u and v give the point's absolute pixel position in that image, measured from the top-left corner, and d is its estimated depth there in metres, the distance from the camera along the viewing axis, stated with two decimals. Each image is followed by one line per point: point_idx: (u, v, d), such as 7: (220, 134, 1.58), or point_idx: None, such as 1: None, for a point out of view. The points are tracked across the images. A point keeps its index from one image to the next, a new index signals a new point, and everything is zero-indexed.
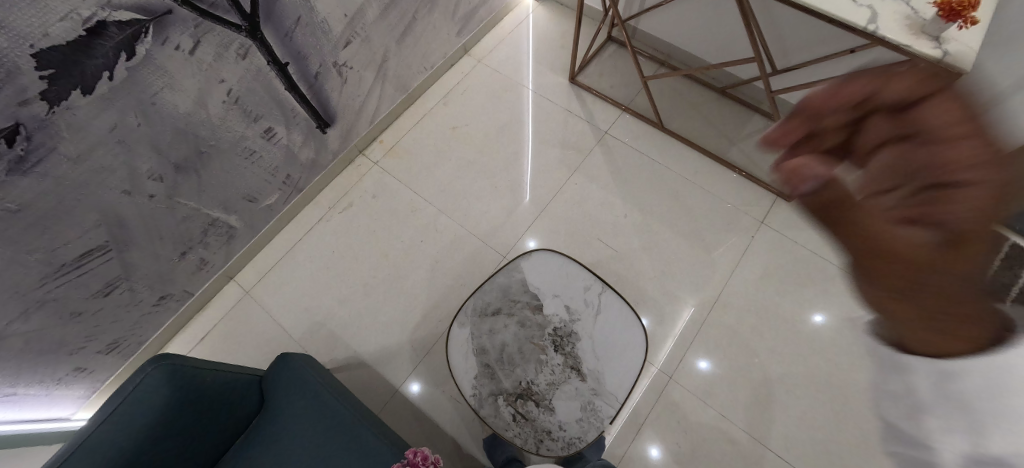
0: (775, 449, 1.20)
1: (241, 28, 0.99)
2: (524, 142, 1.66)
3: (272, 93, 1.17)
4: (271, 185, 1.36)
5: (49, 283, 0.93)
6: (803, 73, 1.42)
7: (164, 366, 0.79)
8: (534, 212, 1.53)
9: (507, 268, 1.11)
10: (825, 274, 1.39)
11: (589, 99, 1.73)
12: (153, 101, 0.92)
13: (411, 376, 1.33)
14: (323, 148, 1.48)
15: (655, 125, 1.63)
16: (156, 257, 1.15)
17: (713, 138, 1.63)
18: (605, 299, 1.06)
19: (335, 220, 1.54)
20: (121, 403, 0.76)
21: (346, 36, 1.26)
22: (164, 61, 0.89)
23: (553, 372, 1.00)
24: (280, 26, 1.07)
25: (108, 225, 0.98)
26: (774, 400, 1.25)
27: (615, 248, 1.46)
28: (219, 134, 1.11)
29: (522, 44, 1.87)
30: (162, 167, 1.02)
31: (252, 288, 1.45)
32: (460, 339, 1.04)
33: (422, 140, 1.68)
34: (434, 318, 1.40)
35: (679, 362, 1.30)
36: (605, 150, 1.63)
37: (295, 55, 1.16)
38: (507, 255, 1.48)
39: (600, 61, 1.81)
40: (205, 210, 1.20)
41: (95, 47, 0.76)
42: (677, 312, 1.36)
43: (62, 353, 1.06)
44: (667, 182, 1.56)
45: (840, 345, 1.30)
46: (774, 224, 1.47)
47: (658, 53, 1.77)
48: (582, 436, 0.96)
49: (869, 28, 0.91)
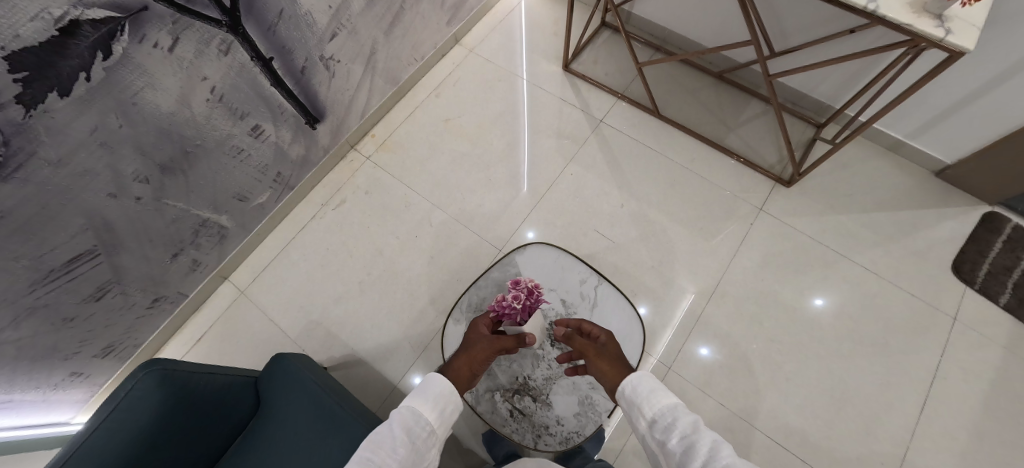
0: (776, 437, 1.19)
1: (222, 23, 0.96)
2: (518, 133, 1.63)
3: (258, 90, 1.14)
4: (262, 183, 1.35)
5: (38, 289, 0.92)
6: (800, 54, 1.39)
7: (155, 372, 0.78)
8: (530, 204, 1.51)
9: (502, 263, 1.10)
10: (825, 261, 1.37)
11: (584, 87, 1.70)
12: (134, 101, 0.90)
13: (409, 372, 1.32)
14: (314, 144, 1.46)
15: (651, 112, 1.61)
16: (147, 260, 1.14)
17: (710, 124, 1.60)
18: (602, 292, 1.05)
19: (328, 217, 1.53)
20: (111, 411, 0.74)
21: (332, 29, 1.23)
22: (143, 60, 0.87)
23: (551, 366, 0.99)
24: (262, 20, 1.04)
25: (95, 229, 0.97)
26: (774, 389, 1.24)
27: (612, 239, 1.45)
28: (205, 133, 1.09)
29: (514, 32, 1.83)
30: (147, 169, 1.00)
31: (247, 287, 1.44)
32: (456, 335, 1.04)
33: (414, 133, 1.66)
34: (431, 313, 1.39)
35: (678, 353, 1.29)
36: (601, 139, 1.60)
37: (279, 50, 1.13)
38: (504, 247, 1.46)
39: (594, 47, 1.77)
40: (194, 211, 1.18)
41: (70, 47, 0.74)
42: (676, 301, 1.35)
43: (56, 359, 1.05)
44: (663, 170, 1.53)
45: (840, 332, 1.29)
46: (773, 211, 1.45)
47: (654, 38, 1.74)
48: (579, 431, 0.95)
49: (870, 7, 0.87)
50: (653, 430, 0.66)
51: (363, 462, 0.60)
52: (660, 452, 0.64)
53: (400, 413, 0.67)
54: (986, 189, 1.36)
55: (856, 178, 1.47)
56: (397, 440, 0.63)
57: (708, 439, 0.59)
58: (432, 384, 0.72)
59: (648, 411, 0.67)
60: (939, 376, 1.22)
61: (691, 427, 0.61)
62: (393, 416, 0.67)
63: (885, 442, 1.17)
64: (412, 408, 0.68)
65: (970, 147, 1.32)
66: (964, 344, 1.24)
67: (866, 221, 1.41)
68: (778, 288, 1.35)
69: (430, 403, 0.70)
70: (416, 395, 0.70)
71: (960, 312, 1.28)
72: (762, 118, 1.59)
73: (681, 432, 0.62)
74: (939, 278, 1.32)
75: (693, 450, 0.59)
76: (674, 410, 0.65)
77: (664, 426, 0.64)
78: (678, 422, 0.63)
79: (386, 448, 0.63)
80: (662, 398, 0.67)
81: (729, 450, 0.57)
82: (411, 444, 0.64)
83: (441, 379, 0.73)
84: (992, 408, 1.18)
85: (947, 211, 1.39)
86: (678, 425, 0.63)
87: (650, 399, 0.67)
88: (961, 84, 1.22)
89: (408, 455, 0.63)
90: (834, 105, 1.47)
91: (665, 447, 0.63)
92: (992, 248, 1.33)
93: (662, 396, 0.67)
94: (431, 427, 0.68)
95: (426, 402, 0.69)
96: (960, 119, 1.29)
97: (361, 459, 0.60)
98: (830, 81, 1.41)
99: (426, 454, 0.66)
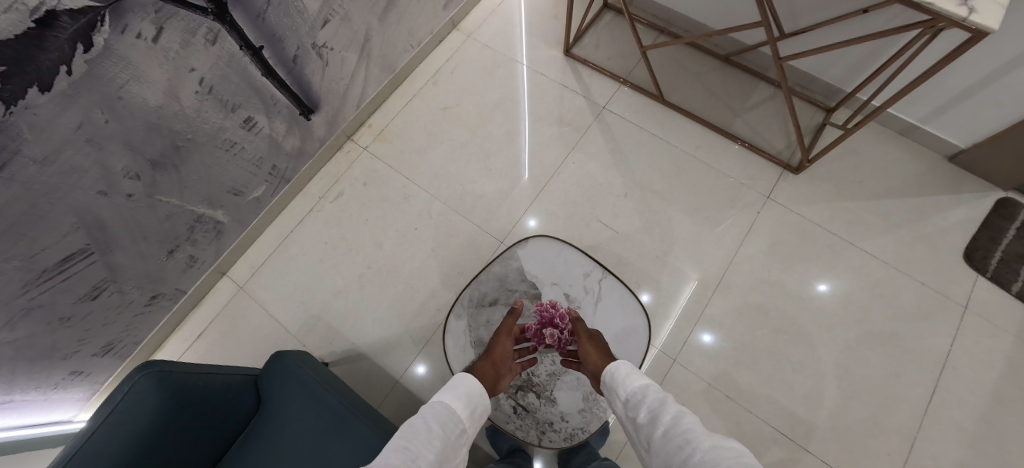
0: (781, 428, 1.19)
1: (207, 11, 0.91)
2: (519, 121, 1.59)
3: (248, 80, 1.10)
4: (257, 177, 1.32)
5: (32, 290, 0.90)
6: (811, 36, 1.34)
7: (152, 374, 0.77)
8: (532, 193, 1.48)
9: (503, 257, 1.08)
10: (833, 249, 1.34)
11: (586, 72, 1.65)
12: (119, 95, 0.86)
13: (412, 367, 1.31)
14: (309, 136, 1.42)
15: (655, 98, 1.56)
16: (142, 257, 1.12)
17: (716, 110, 1.55)
18: (606, 285, 1.03)
19: (326, 210, 1.50)
20: (109, 414, 0.73)
21: (324, 14, 1.18)
22: (127, 51, 0.83)
23: (555, 362, 0.98)
24: (251, 7, 1.00)
25: (87, 228, 0.94)
26: (780, 380, 1.23)
27: (615, 229, 1.42)
28: (196, 127, 1.05)
29: (513, 15, 1.78)
30: (137, 165, 0.97)
31: (245, 282, 1.43)
32: (458, 331, 1.02)
33: (412, 122, 1.62)
34: (432, 307, 1.37)
35: (683, 344, 1.28)
36: (604, 126, 1.56)
37: (269, 39, 1.09)
38: (505, 239, 1.43)
39: (596, 31, 1.71)
40: (188, 207, 1.16)
41: (48, 40, 0.70)
42: (680, 292, 1.33)
43: (55, 359, 1.04)
44: (668, 158, 1.50)
45: (847, 320, 1.27)
46: (781, 199, 1.42)
47: (658, 20, 1.68)
48: (584, 427, 0.93)
49: None
50: (627, 408, 0.71)
51: (398, 450, 0.59)
52: (631, 427, 0.70)
53: (433, 408, 0.66)
54: (1000, 174, 1.32)
55: (866, 164, 1.43)
56: (431, 433, 0.62)
57: (672, 409, 0.64)
58: (463, 382, 0.72)
59: (623, 391, 0.73)
60: (949, 365, 1.20)
61: (658, 401, 0.67)
62: (424, 410, 0.67)
63: (892, 432, 1.16)
64: (444, 404, 0.68)
65: (984, 131, 1.28)
66: (974, 333, 1.22)
67: (876, 208, 1.38)
68: (785, 277, 1.33)
69: (462, 399, 0.70)
70: (447, 392, 0.70)
71: (971, 301, 1.25)
72: (770, 103, 1.54)
73: (648, 407, 0.67)
74: (950, 266, 1.29)
75: (657, 419, 0.64)
76: (646, 389, 0.70)
77: (636, 403, 0.70)
78: (648, 398, 0.68)
79: (421, 438, 0.62)
80: (635, 380, 0.73)
81: (690, 417, 0.62)
82: (444, 438, 0.63)
83: (471, 377, 0.74)
84: (1002, 398, 1.16)
85: (960, 197, 1.36)
86: (647, 400, 0.68)
87: (625, 379, 0.73)
88: (978, 67, 1.17)
89: (442, 450, 0.62)
90: (844, 88, 1.43)
91: (635, 422, 0.68)
92: (1006, 235, 1.30)
93: (635, 378, 0.73)
94: (463, 425, 0.68)
95: (459, 398, 0.70)
96: (974, 102, 1.24)
97: (396, 448, 0.59)
98: (842, 63, 1.36)
99: (457, 450, 0.65)
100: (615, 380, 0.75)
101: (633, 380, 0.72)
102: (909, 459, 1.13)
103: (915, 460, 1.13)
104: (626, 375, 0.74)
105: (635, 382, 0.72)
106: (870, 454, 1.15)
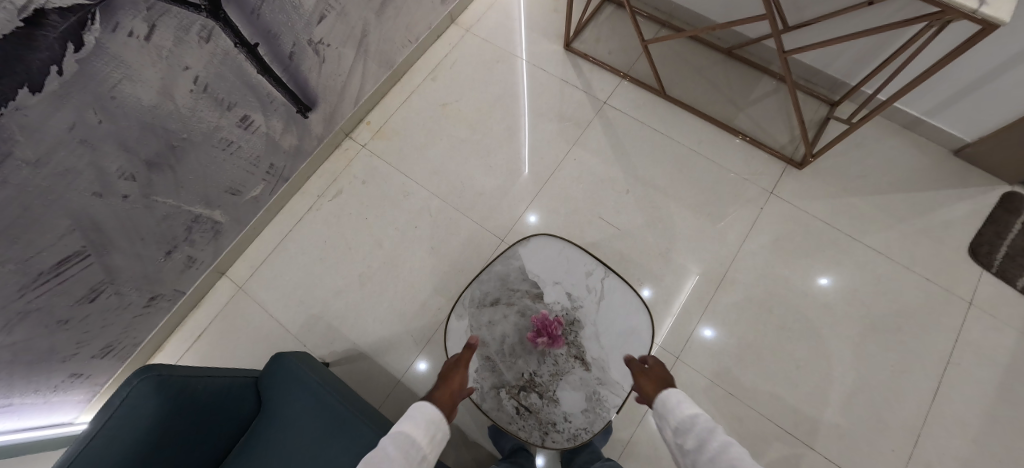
0: (786, 425, 1.18)
1: (201, 8, 0.90)
2: (519, 116, 1.57)
3: (244, 78, 1.09)
4: (254, 176, 1.30)
5: (28, 293, 0.89)
6: (816, 28, 1.32)
7: (150, 378, 0.76)
8: (533, 190, 1.47)
9: (504, 256, 1.07)
10: (837, 245, 1.33)
11: (586, 67, 1.63)
12: (113, 94, 0.84)
13: (413, 366, 1.31)
14: (307, 134, 1.41)
15: (657, 93, 1.54)
16: (139, 258, 1.11)
17: (719, 104, 1.53)
18: (608, 284, 1.02)
19: (325, 209, 1.49)
20: (108, 419, 0.72)
21: (320, 10, 1.16)
22: (118, 50, 0.81)
23: (557, 362, 0.97)
24: (245, 3, 0.98)
25: (83, 230, 0.93)
26: (784, 377, 1.22)
27: (616, 226, 1.41)
28: (191, 126, 1.04)
29: (512, 9, 1.75)
30: (132, 165, 0.95)
31: (245, 282, 1.42)
32: (459, 332, 1.01)
33: (411, 119, 1.60)
34: (433, 306, 1.36)
35: (686, 341, 1.27)
36: (605, 122, 1.54)
37: (264, 35, 1.07)
38: (507, 237, 1.42)
39: (596, 24, 1.69)
40: (186, 207, 1.15)
41: (38, 39, 0.68)
42: (682, 289, 1.32)
43: (54, 361, 1.04)
44: (669, 153, 1.48)
45: (851, 316, 1.26)
46: (784, 194, 1.40)
47: (659, 13, 1.66)
48: (587, 427, 0.92)
49: None
50: (675, 435, 0.76)
51: None
52: (678, 454, 0.75)
53: (391, 441, 0.72)
54: (1006, 168, 1.31)
55: (871, 159, 1.41)
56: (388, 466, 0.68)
57: (722, 440, 0.68)
58: (421, 409, 0.76)
59: (673, 419, 0.77)
60: (953, 361, 1.19)
61: (708, 431, 0.71)
62: (385, 443, 0.72)
63: (896, 428, 1.16)
64: (403, 435, 0.73)
65: (991, 124, 1.27)
66: (979, 328, 1.22)
67: (880, 203, 1.36)
68: (788, 273, 1.32)
69: (422, 429, 0.74)
70: (407, 422, 0.75)
71: (976, 296, 1.24)
72: (773, 97, 1.52)
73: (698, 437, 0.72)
74: (955, 261, 1.28)
75: (707, 448, 0.69)
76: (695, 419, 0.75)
77: (684, 430, 0.75)
78: (697, 427, 0.73)
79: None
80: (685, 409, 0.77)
81: (741, 449, 0.66)
82: (404, 465, 0.69)
83: (428, 404, 0.77)
84: (1006, 393, 1.16)
85: (965, 191, 1.35)
86: (696, 429, 0.73)
87: (675, 406, 0.78)
88: (986, 59, 1.15)
89: None
90: (848, 82, 1.41)
91: (684, 448, 0.73)
92: (1011, 229, 1.29)
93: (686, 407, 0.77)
94: (425, 453, 0.73)
95: (418, 428, 0.74)
96: (981, 95, 1.22)
97: None
98: (847, 55, 1.34)
99: None
100: (665, 407, 0.79)
101: (681, 408, 0.77)
102: (914, 455, 1.13)
103: (919, 456, 1.13)
104: (677, 402, 0.78)
105: (686, 412, 0.76)
106: (874, 451, 1.14)
